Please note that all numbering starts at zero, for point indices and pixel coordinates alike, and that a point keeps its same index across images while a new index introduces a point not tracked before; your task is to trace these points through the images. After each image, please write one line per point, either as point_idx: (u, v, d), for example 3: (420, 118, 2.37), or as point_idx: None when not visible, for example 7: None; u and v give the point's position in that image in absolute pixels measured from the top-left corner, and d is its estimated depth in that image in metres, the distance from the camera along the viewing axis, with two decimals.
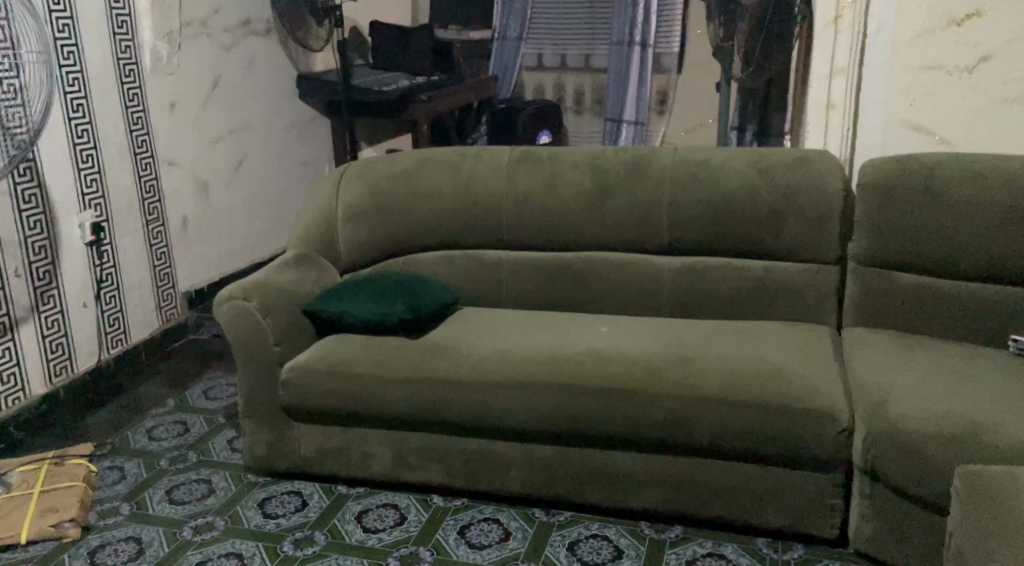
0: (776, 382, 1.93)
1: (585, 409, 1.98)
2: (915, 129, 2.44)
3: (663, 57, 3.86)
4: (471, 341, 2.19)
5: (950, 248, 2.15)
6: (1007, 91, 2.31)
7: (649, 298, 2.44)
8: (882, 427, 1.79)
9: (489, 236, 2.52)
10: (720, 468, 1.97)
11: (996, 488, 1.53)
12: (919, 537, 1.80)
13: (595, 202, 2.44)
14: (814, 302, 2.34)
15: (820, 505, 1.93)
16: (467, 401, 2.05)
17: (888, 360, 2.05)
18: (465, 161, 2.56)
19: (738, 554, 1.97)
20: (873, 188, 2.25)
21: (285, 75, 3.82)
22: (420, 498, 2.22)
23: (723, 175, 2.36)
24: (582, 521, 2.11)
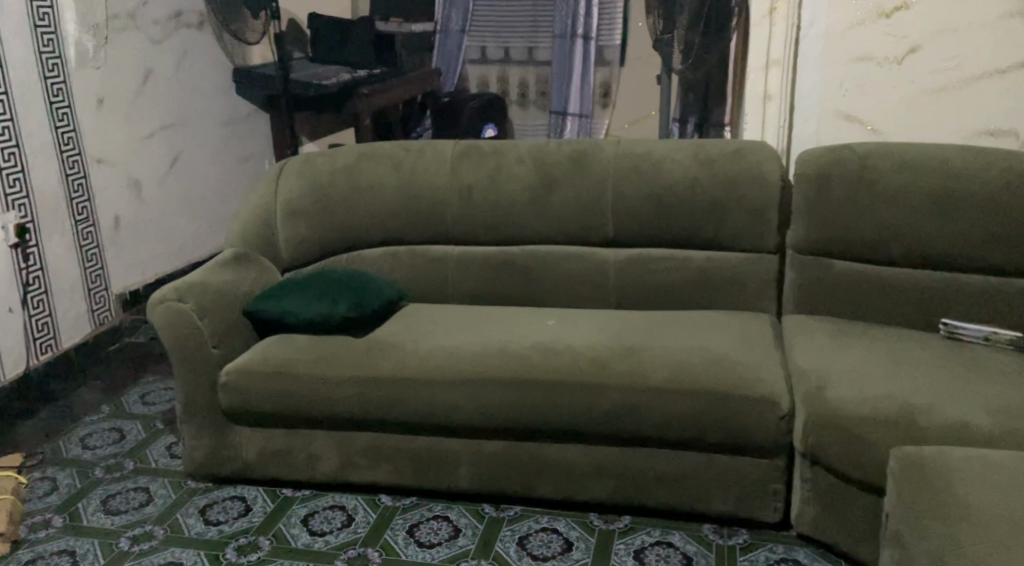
0: (720, 371, 1.96)
1: (532, 403, 1.98)
2: (848, 119, 2.50)
3: (608, 48, 3.43)
4: (417, 338, 2.18)
5: (883, 235, 2.21)
6: (937, 81, 2.38)
7: (593, 291, 2.45)
8: (821, 412, 1.83)
9: (433, 231, 2.50)
10: (666, 457, 1.99)
11: (930, 469, 1.58)
12: (860, 519, 1.84)
13: (540, 195, 2.44)
14: (754, 291, 2.38)
15: (763, 490, 1.97)
16: (415, 397, 2.03)
17: (826, 346, 2.10)
18: (408, 155, 2.54)
19: (685, 542, 2.00)
20: (811, 178, 2.29)
21: (220, 69, 3.73)
22: (369, 499, 2.20)
23: (664, 166, 2.38)
24: (532, 516, 2.11)
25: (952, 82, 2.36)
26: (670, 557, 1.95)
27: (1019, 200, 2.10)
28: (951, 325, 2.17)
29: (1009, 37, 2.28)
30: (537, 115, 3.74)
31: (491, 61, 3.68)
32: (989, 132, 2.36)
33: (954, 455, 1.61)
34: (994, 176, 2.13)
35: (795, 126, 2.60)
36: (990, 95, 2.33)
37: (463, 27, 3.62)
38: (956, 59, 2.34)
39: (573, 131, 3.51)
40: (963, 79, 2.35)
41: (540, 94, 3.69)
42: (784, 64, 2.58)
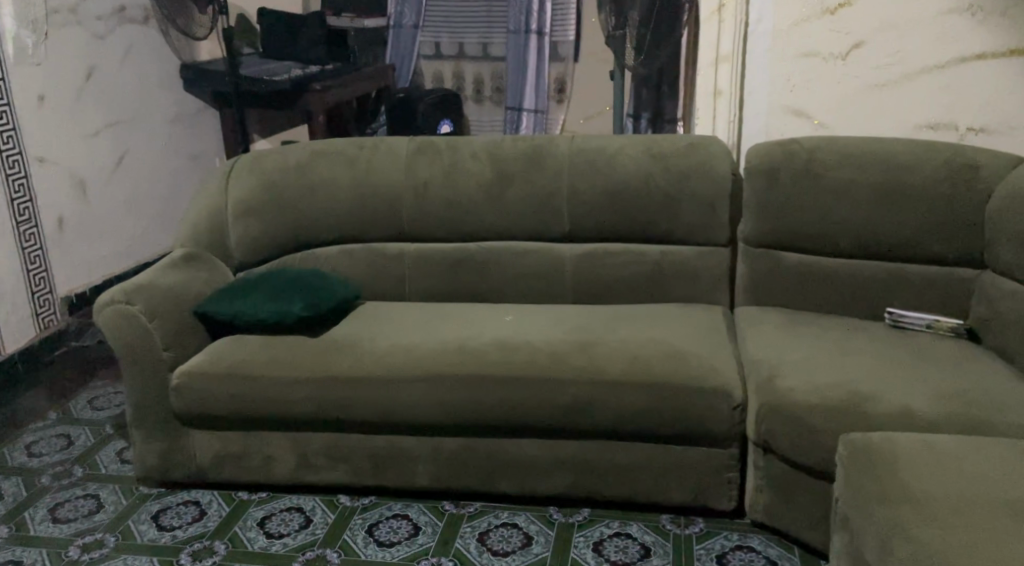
0: (675, 364, 1.99)
1: (490, 399, 1.99)
2: (796, 114, 2.55)
3: (562, 44, 3.38)
4: (374, 336, 2.17)
5: (831, 227, 2.26)
6: (880, 77, 2.44)
7: (550, 286, 2.47)
8: (773, 401, 1.86)
9: (388, 228, 2.49)
10: (623, 450, 2.02)
11: (877, 456, 1.62)
12: (812, 505, 1.88)
13: (495, 192, 2.44)
14: (708, 283, 2.41)
15: (718, 479, 2.00)
16: (372, 396, 2.03)
17: (777, 337, 2.14)
18: (362, 152, 2.52)
19: (643, 533, 2.03)
20: (760, 172, 2.33)
21: (166, 65, 3.65)
22: (327, 500, 2.19)
23: (618, 161, 2.40)
24: (492, 511, 2.12)
25: (894, 77, 2.42)
26: (628, 548, 1.98)
27: (958, 191, 2.16)
28: (896, 315, 2.22)
29: (947, 34, 2.34)
30: (494, 110, 3.62)
31: (445, 56, 3.59)
32: (929, 125, 2.43)
33: (900, 441, 1.66)
34: (935, 169, 2.19)
35: (744, 121, 2.65)
36: (930, 90, 2.40)
37: (416, 23, 3.54)
38: (897, 55, 2.40)
39: (529, 126, 3.46)
40: (904, 75, 2.41)
41: (495, 90, 3.59)
42: (732, 60, 2.62)
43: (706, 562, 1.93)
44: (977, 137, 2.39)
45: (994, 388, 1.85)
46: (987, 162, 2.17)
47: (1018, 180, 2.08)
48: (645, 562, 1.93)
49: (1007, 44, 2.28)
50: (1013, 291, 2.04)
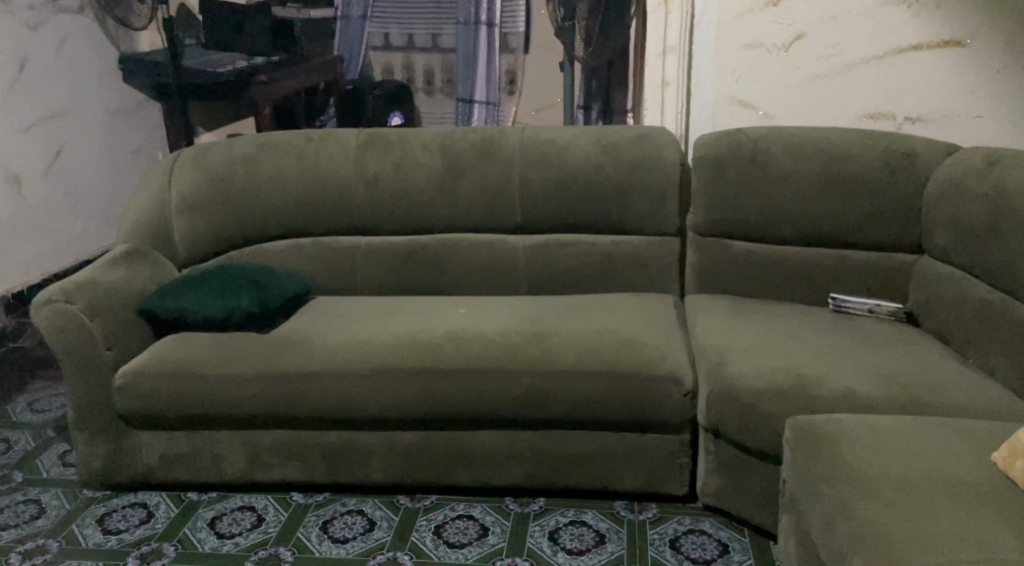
0: (627, 352, 2.01)
1: (444, 392, 1.99)
2: (741, 105, 2.60)
3: (512, 35, 3.32)
4: (325, 331, 2.15)
5: (777, 215, 2.31)
6: (820, 67, 2.49)
7: (502, 278, 2.47)
8: (723, 387, 1.90)
9: (339, 222, 2.47)
10: (577, 439, 2.03)
11: (823, 438, 1.66)
12: (761, 487, 1.92)
13: (447, 184, 2.44)
14: (658, 272, 2.44)
15: (670, 464, 2.03)
16: (325, 391, 2.01)
17: (727, 324, 2.18)
18: (310, 145, 2.50)
19: (598, 520, 2.05)
20: (708, 161, 2.37)
21: (106, 57, 3.54)
22: (280, 497, 2.17)
23: (569, 152, 2.42)
24: (447, 504, 2.13)
25: (834, 68, 2.48)
26: (583, 535, 2.00)
27: (898, 178, 2.22)
28: (839, 300, 2.27)
29: (884, 26, 2.40)
30: (444, 103, 3.63)
31: (393, 47, 3.56)
32: (869, 115, 2.49)
33: (845, 422, 1.70)
34: (876, 156, 2.25)
35: (691, 113, 2.68)
36: (869, 80, 2.46)
37: (364, 14, 3.41)
38: (837, 47, 2.46)
39: (480, 120, 3.29)
40: (844, 65, 2.47)
41: (445, 82, 3.59)
42: (679, 51, 2.62)
43: (660, 547, 1.96)
44: (914, 127, 2.46)
45: (933, 369, 1.91)
46: (924, 151, 2.24)
47: (952, 167, 2.14)
48: (600, 549, 1.95)
49: (941, 36, 2.35)
50: (949, 275, 2.11)
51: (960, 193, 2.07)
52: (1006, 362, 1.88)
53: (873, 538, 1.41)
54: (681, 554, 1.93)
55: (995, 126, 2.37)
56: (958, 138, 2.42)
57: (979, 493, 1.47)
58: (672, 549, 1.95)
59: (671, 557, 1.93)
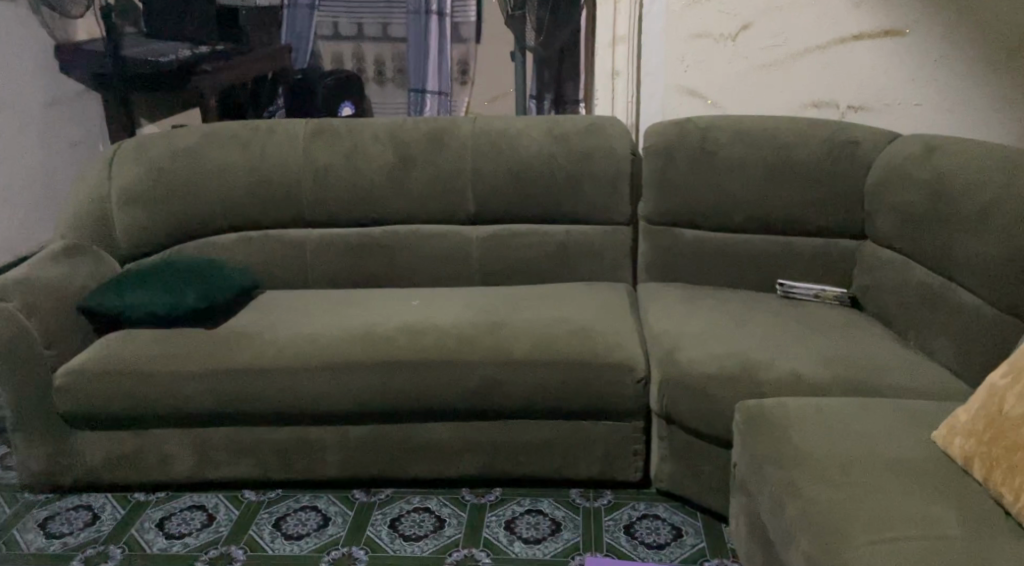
0: (579, 341, 2.02)
1: (398, 385, 1.98)
2: (690, 94, 2.62)
3: (464, 25, 3.03)
4: (275, 326, 2.12)
5: (725, 203, 2.34)
6: (766, 57, 2.52)
7: (455, 269, 2.46)
8: (674, 373, 1.92)
9: (288, 215, 2.44)
10: (531, 428, 2.04)
11: (771, 421, 1.70)
12: (713, 472, 1.95)
13: (398, 175, 2.42)
14: (611, 261, 2.45)
15: (625, 451, 2.05)
16: (277, 387, 1.99)
17: (678, 311, 2.21)
18: (257, 136, 2.46)
19: (554, 508, 2.07)
20: (658, 151, 2.39)
21: (40, 44, 3.35)
22: (231, 496, 2.14)
23: (520, 142, 2.42)
24: (403, 497, 2.12)
25: (779, 57, 2.51)
26: (539, 524, 2.01)
27: (842, 165, 2.27)
28: (787, 286, 2.33)
29: (827, 16, 2.44)
30: (396, 93, 3.36)
31: (343, 37, 3.28)
32: (814, 104, 2.54)
33: (793, 405, 1.74)
34: (820, 145, 2.30)
35: (642, 101, 2.69)
36: (813, 69, 2.50)
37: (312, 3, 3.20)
38: (781, 36, 2.49)
39: (431, 110, 3.05)
40: (788, 55, 2.51)
41: (398, 72, 3.32)
42: (629, 40, 2.63)
43: (615, 533, 1.98)
44: (857, 115, 2.51)
45: (875, 352, 1.96)
46: (866, 139, 2.29)
47: (892, 154, 2.20)
48: (556, 537, 1.97)
49: (881, 25, 2.41)
50: (891, 260, 2.16)
51: (900, 180, 2.12)
52: (945, 344, 1.94)
53: (819, 517, 1.45)
54: (635, 539, 1.96)
55: (932, 114, 2.44)
56: (899, 125, 2.49)
57: (920, 471, 1.51)
58: (626, 534, 1.97)
59: (625, 543, 1.95)
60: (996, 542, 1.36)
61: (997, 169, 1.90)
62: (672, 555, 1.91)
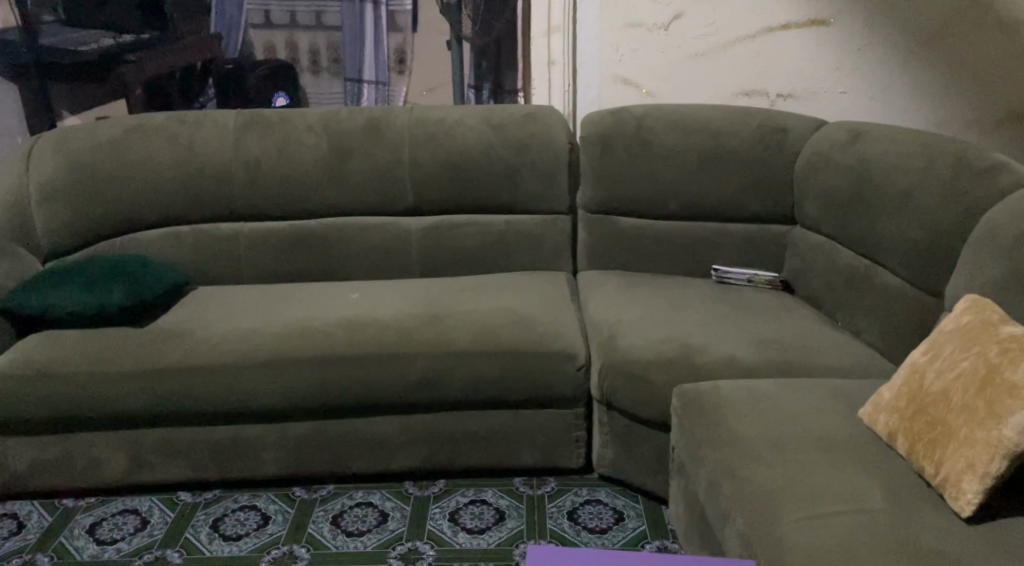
0: (519, 330, 2.03)
1: (338, 380, 1.96)
2: (625, 83, 2.64)
3: (400, 13, 2.79)
4: (208, 323, 2.08)
5: (660, 191, 2.37)
6: (698, 46, 2.56)
7: (394, 261, 2.44)
8: (613, 359, 1.95)
9: (220, 209, 2.39)
10: (474, 419, 2.04)
11: (707, 403, 1.73)
12: (652, 456, 1.99)
13: (333, 167, 2.39)
14: (550, 251, 2.46)
15: (567, 438, 2.07)
16: (212, 385, 1.95)
17: (617, 298, 2.23)
18: (184, 128, 2.39)
19: (498, 497, 2.08)
20: (595, 140, 2.41)
21: None
22: (166, 498, 2.09)
23: (457, 133, 2.41)
24: (345, 493, 2.10)
25: (712, 46, 2.55)
26: (483, 514, 2.02)
27: (772, 152, 2.33)
28: (721, 272, 2.37)
29: (756, 6, 2.49)
30: (332, 83, 2.92)
31: (276, 25, 2.86)
32: (745, 92, 2.59)
33: (728, 388, 1.78)
34: (751, 133, 2.35)
35: (577, 91, 2.69)
36: (743, 58, 2.55)
37: None
38: (714, 26, 2.53)
39: (369, 101, 2.87)
40: (720, 45, 2.55)
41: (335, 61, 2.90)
42: (564, 29, 2.62)
43: (558, 519, 2.00)
44: (786, 103, 2.57)
45: (807, 334, 2.01)
46: (794, 126, 2.35)
47: (820, 141, 2.25)
48: (499, 526, 1.98)
49: (807, 15, 2.47)
50: (820, 244, 2.22)
51: (828, 165, 2.18)
52: (872, 324, 2.00)
53: (752, 498, 1.49)
54: (578, 525, 1.98)
55: (856, 102, 2.52)
56: (826, 113, 2.56)
57: (850, 448, 1.56)
58: (569, 520, 1.99)
59: (568, 528, 1.97)
60: (919, 512, 1.41)
61: (918, 154, 1.97)
62: (614, 539, 1.94)
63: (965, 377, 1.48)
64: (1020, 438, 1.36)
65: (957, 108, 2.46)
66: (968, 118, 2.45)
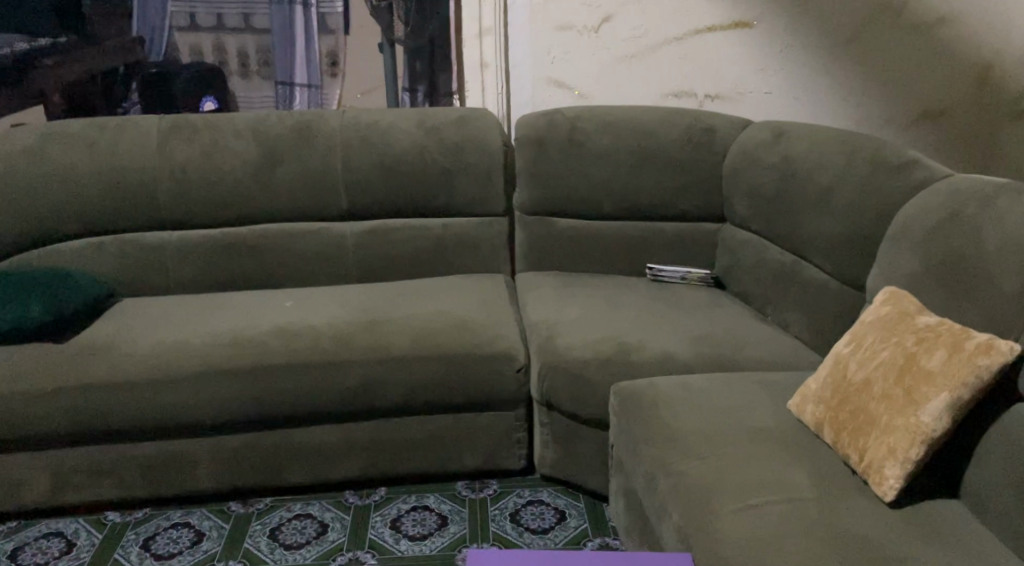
0: (457, 333, 2.02)
1: (273, 390, 1.93)
2: (558, 85, 2.65)
3: (331, 15, 2.73)
4: (135, 335, 2.02)
5: (594, 191, 2.40)
6: (628, 48, 2.59)
7: (329, 267, 2.41)
8: (551, 359, 1.96)
9: (145, 218, 2.33)
10: (414, 425, 2.03)
11: (644, 401, 1.76)
12: (592, 454, 2.00)
13: (263, 173, 2.34)
14: (487, 253, 2.46)
15: (508, 440, 2.07)
16: (141, 400, 1.90)
17: (555, 299, 2.25)
18: (104, 134, 2.32)
19: (440, 503, 2.07)
20: (528, 142, 2.42)
21: None
22: (93, 519, 2.03)
23: (390, 136, 2.39)
24: (283, 505, 2.07)
25: (641, 49, 2.59)
26: (425, 520, 2.01)
27: (701, 151, 2.38)
28: (656, 270, 2.41)
29: (683, 9, 2.53)
30: (262, 87, 2.84)
31: (202, 29, 2.76)
32: (673, 93, 2.64)
33: (663, 384, 1.80)
34: (681, 133, 2.39)
35: (510, 93, 2.72)
36: (672, 60, 2.59)
37: None
38: (642, 28, 2.56)
39: (302, 105, 2.80)
40: (649, 46, 2.58)
41: (264, 64, 2.81)
42: (495, 32, 2.65)
43: (500, 521, 2.00)
44: (714, 104, 2.63)
45: (738, 330, 2.06)
46: (722, 127, 2.40)
47: (747, 141, 2.31)
48: (442, 532, 1.97)
49: (731, 17, 2.52)
50: (750, 241, 2.27)
51: (755, 163, 2.23)
52: (799, 318, 2.05)
53: (687, 491, 1.52)
54: (520, 526, 1.98)
55: (780, 102, 2.59)
56: (752, 113, 2.62)
57: (782, 439, 1.60)
58: (511, 522, 2.00)
59: (511, 530, 1.97)
60: (847, 499, 1.45)
61: (840, 151, 2.03)
62: (557, 539, 1.95)
63: (885, 366, 1.54)
64: (936, 423, 1.42)
65: (875, 107, 2.55)
66: (887, 117, 2.56)
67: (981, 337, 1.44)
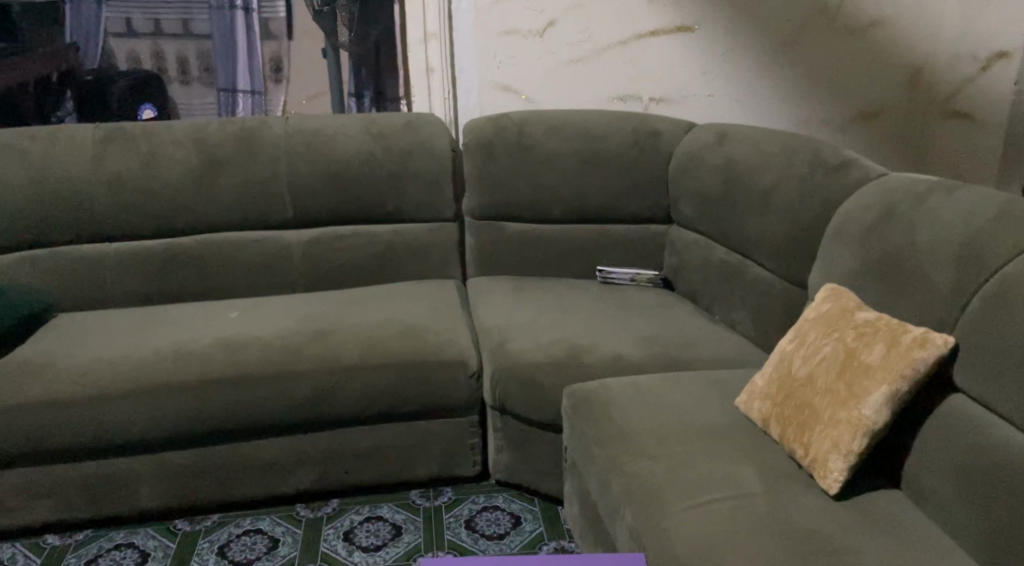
0: (408, 340, 2.01)
1: (219, 403, 1.89)
2: (504, 90, 2.63)
3: (274, 20, 2.69)
4: (73, 351, 1.96)
5: (542, 195, 2.40)
6: (572, 53, 2.59)
7: (276, 276, 2.37)
8: (503, 364, 1.95)
9: (81, 231, 2.26)
10: (366, 435, 2.00)
11: (595, 403, 1.76)
12: (546, 457, 2.00)
13: (205, 182, 2.30)
14: (437, 258, 2.45)
15: (461, 447, 2.06)
16: (81, 417, 1.85)
17: (505, 303, 2.25)
18: (36, 145, 2.25)
19: (393, 512, 2.05)
20: (476, 146, 2.41)
21: None
22: (30, 543, 1.96)
23: (336, 142, 2.36)
24: (233, 520, 2.03)
25: (584, 53, 2.59)
26: (379, 530, 1.98)
27: (647, 154, 2.40)
28: (605, 273, 2.43)
29: (625, 14, 2.55)
30: (204, 93, 2.79)
31: (140, 34, 2.71)
32: (618, 97, 2.65)
33: (614, 385, 1.81)
34: (626, 136, 2.42)
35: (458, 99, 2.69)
36: (617, 63, 2.60)
37: None
38: (586, 33, 2.57)
39: (245, 111, 2.72)
40: (593, 50, 2.59)
41: (205, 70, 2.75)
42: (440, 37, 2.60)
43: (455, 529, 1.99)
44: (659, 106, 2.65)
45: (687, 330, 2.08)
46: (666, 129, 2.44)
47: (691, 142, 2.34)
48: (395, 541, 1.95)
49: (673, 21, 2.55)
50: (696, 241, 2.30)
51: (699, 165, 2.26)
52: (746, 317, 2.08)
53: (639, 491, 1.53)
54: (475, 533, 1.97)
55: (722, 104, 2.63)
56: (695, 114, 2.65)
57: (730, 437, 1.62)
58: (466, 529, 1.99)
59: (466, 537, 1.96)
60: (794, 494, 1.48)
61: (780, 152, 2.07)
62: (512, 544, 1.94)
63: (827, 361, 1.57)
64: (877, 416, 1.45)
65: (814, 107, 2.64)
66: (825, 117, 2.65)
67: (917, 331, 1.48)
